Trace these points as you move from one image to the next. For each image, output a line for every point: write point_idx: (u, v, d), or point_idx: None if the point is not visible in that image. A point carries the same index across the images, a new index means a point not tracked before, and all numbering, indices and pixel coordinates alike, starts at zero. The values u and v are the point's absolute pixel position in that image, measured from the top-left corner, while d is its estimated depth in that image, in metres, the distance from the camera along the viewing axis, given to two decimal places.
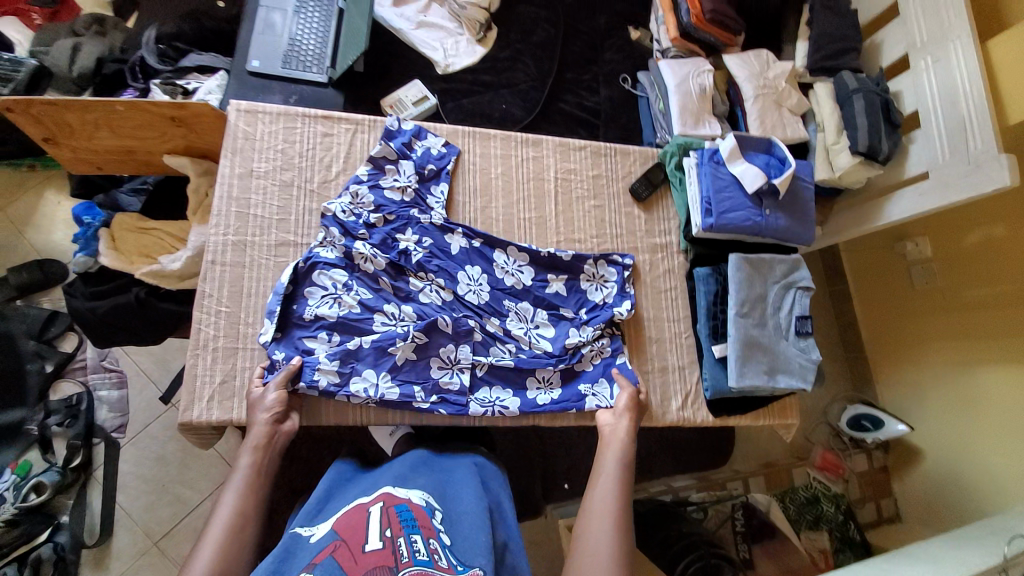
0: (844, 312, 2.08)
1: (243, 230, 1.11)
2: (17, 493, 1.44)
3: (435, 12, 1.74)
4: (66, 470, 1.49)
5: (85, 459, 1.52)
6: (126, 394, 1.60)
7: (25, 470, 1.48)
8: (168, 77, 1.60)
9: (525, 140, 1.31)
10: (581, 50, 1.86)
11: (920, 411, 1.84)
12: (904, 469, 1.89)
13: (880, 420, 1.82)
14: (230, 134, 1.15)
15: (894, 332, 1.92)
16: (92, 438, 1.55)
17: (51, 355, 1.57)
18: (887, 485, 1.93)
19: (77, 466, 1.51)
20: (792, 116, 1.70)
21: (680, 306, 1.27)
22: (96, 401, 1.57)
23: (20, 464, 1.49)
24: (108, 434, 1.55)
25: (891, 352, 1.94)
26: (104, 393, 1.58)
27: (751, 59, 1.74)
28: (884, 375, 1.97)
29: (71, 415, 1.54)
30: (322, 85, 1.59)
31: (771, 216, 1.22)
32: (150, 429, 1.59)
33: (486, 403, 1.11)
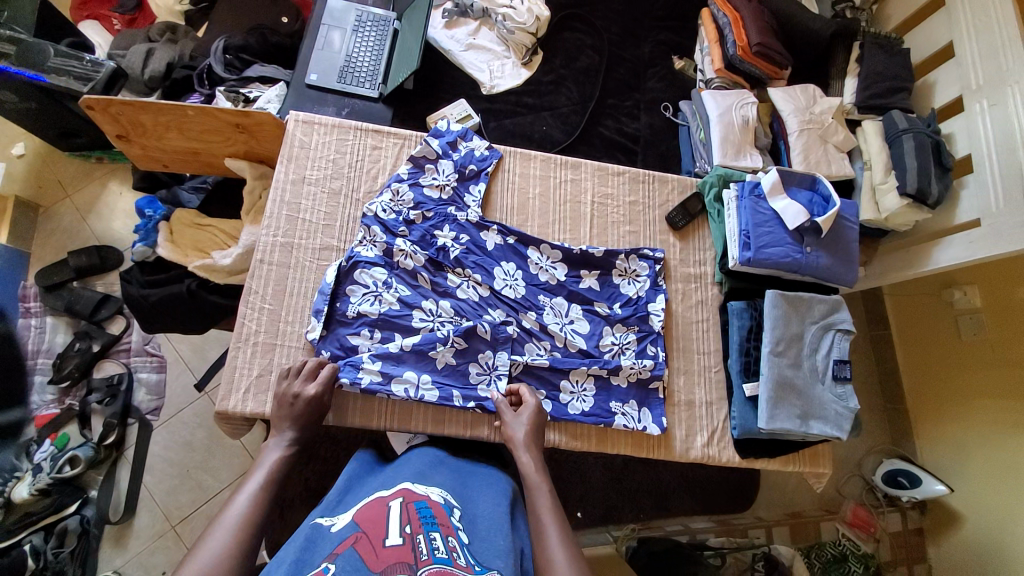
0: (885, 357, 2.00)
1: (292, 233, 1.15)
2: (53, 463, 1.49)
3: (484, 36, 1.80)
4: (100, 446, 1.55)
5: (118, 438, 1.59)
6: (164, 378, 1.68)
7: (62, 442, 1.55)
8: (233, 85, 1.74)
9: (564, 162, 1.33)
10: (624, 77, 1.88)
11: (962, 471, 1.73)
12: (942, 534, 1.78)
13: (917, 478, 1.72)
14: (287, 142, 1.21)
15: (938, 383, 1.83)
16: (127, 418, 1.61)
17: (99, 336, 1.65)
18: (922, 549, 1.81)
19: (111, 444, 1.57)
20: (838, 152, 1.67)
21: (711, 339, 1.25)
22: (136, 382, 1.65)
23: (59, 435, 1.56)
24: (142, 416, 1.62)
25: (932, 405, 1.84)
26: (144, 375, 1.66)
27: (797, 94, 1.72)
28: (925, 428, 1.86)
29: (111, 393, 1.60)
30: (373, 100, 1.67)
31: (812, 254, 1.18)
32: (182, 415, 1.66)
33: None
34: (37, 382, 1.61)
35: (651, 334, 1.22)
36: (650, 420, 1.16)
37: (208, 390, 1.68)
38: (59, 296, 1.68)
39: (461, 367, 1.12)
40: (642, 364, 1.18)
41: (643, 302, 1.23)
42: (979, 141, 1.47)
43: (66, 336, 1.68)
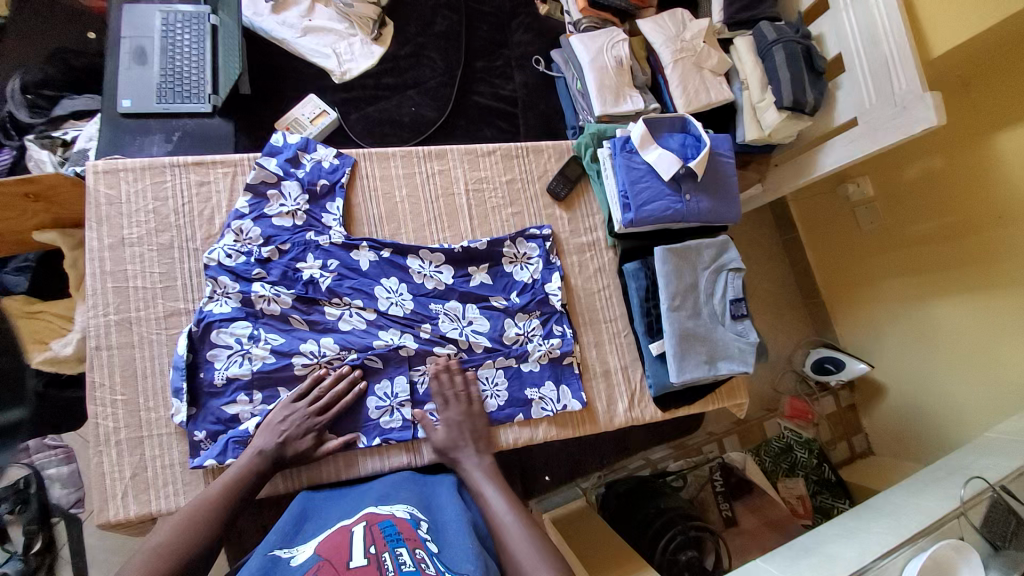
0: (797, 260, 2.06)
1: (126, 307, 1.01)
2: None
3: (321, 15, 1.56)
4: (28, 556, 1.32)
5: (47, 541, 1.35)
6: (78, 467, 1.41)
7: None
8: (43, 130, 1.49)
9: (427, 153, 1.20)
10: (488, 35, 1.73)
11: (880, 347, 1.84)
12: (871, 405, 1.90)
13: (841, 360, 1.80)
14: (90, 203, 1.03)
15: (846, 273, 1.90)
16: (50, 519, 1.36)
17: None
18: (856, 421, 1.93)
19: (40, 550, 1.34)
20: (714, 77, 1.63)
21: (615, 304, 1.22)
22: (46, 480, 1.38)
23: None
24: (66, 511, 1.38)
25: (844, 294, 1.93)
26: (53, 470, 1.39)
27: (666, 21, 1.65)
28: (842, 317, 1.95)
29: (22, 499, 1.34)
30: (207, 115, 1.44)
31: (693, 199, 1.16)
32: None
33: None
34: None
35: (554, 314, 1.17)
36: (570, 397, 1.14)
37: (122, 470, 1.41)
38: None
39: (359, 406, 1.05)
40: (550, 345, 1.14)
41: (539, 284, 1.18)
42: (845, 38, 1.46)
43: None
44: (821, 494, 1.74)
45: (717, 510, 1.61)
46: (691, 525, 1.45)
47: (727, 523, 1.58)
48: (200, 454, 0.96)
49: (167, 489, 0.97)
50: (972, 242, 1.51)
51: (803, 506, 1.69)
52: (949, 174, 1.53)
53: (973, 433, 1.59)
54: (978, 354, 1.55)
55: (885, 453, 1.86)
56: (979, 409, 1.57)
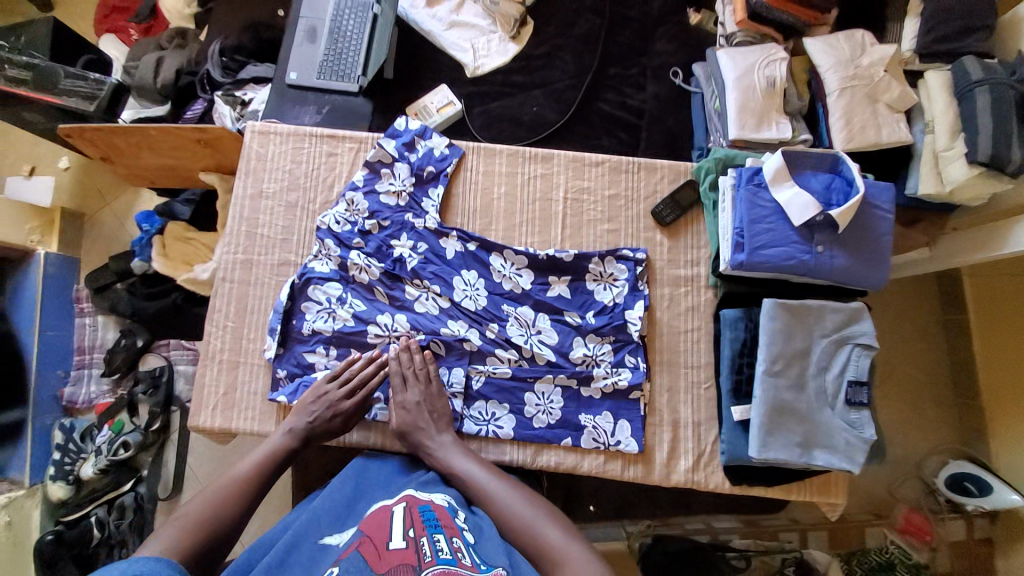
0: (958, 347, 1.65)
1: (251, 249, 1.15)
2: (110, 447, 1.55)
3: (468, 11, 1.65)
4: (147, 431, 1.60)
5: (163, 424, 1.63)
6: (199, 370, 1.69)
7: (118, 428, 1.60)
8: (229, 89, 1.78)
9: (534, 155, 1.18)
10: (628, 41, 1.65)
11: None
12: (1017, 547, 1.43)
13: (989, 485, 1.42)
14: (243, 156, 1.19)
15: (1018, 377, 1.47)
16: (170, 407, 1.65)
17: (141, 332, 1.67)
18: (987, 561, 1.48)
19: (157, 429, 1.62)
20: (890, 113, 1.37)
21: (702, 351, 1.08)
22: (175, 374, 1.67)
23: (115, 421, 1.61)
24: (183, 404, 1.66)
25: (1012, 402, 1.48)
26: (182, 367, 1.68)
27: (840, 43, 1.42)
28: (1002, 430, 1.50)
29: (154, 385, 1.64)
30: (353, 94, 1.59)
31: (824, 252, 0.97)
32: None
33: (481, 419, 1.05)
34: (90, 375, 1.68)
35: (629, 344, 1.07)
36: (627, 436, 1.04)
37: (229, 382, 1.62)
38: (106, 297, 1.66)
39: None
40: (618, 375, 1.06)
41: (620, 309, 1.08)
42: None
43: (116, 332, 1.71)
44: None
45: None
46: None
47: None
48: (277, 391, 1.07)
49: (248, 412, 1.09)
50: None
51: None
52: None
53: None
54: None
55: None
56: None
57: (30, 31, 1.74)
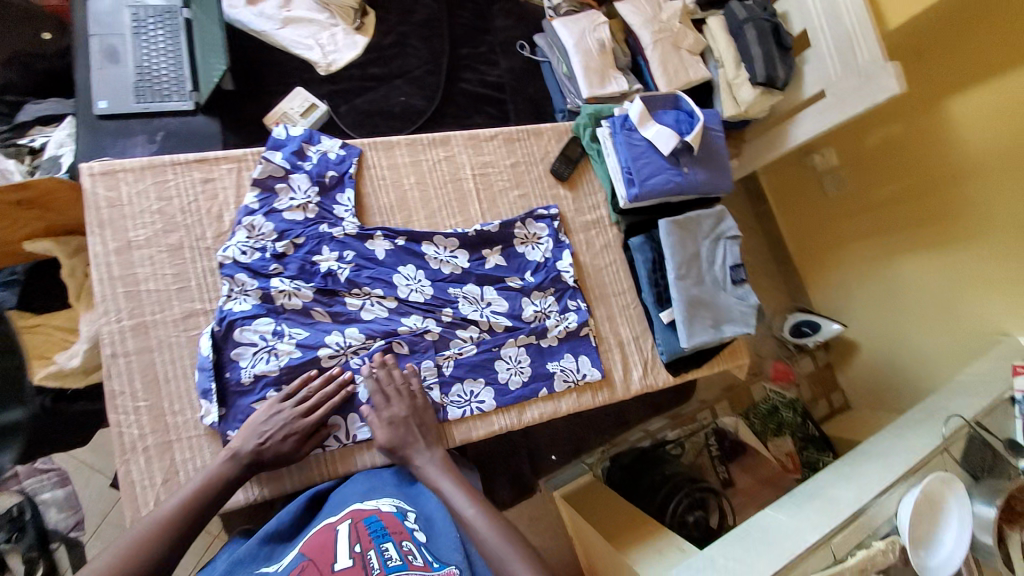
0: (767, 224, 2.15)
1: (141, 311, 0.99)
2: None
3: (299, 5, 1.53)
4: None
5: (49, 568, 1.28)
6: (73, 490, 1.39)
7: None
8: (7, 138, 1.40)
9: (432, 140, 1.21)
10: (470, 21, 1.73)
11: (850, 306, 1.96)
12: (845, 361, 2.01)
13: (817, 324, 1.92)
14: (90, 206, 0.99)
15: (814, 239, 2.02)
16: (50, 545, 1.30)
17: None
18: (834, 378, 2.04)
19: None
20: (691, 57, 1.71)
21: (622, 278, 1.27)
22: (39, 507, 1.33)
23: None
24: (66, 535, 1.33)
25: (815, 258, 2.04)
26: (47, 495, 1.35)
27: (643, 4, 1.70)
28: (814, 279, 2.06)
29: (18, 528, 1.25)
30: (189, 113, 1.41)
31: (690, 173, 1.22)
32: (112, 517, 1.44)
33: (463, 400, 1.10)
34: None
35: (567, 290, 1.22)
36: (589, 366, 1.19)
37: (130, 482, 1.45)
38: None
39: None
40: (566, 319, 1.20)
41: (551, 263, 1.22)
42: (811, 16, 1.58)
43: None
44: (807, 449, 1.82)
45: (715, 473, 1.71)
46: (695, 488, 1.52)
47: (725, 484, 1.68)
48: None
49: None
50: (929, 203, 1.65)
51: (792, 461, 1.77)
52: (907, 141, 1.66)
53: (940, 374, 1.73)
54: (939, 305, 1.70)
55: (860, 403, 1.98)
56: (944, 354, 1.71)
57: None
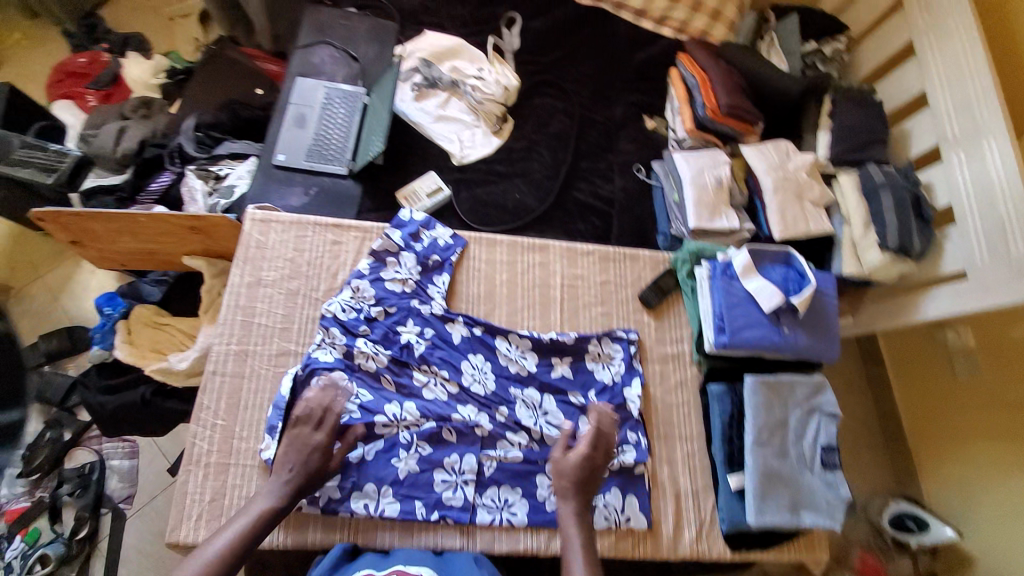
0: (880, 389, 1.90)
1: (246, 339, 1.14)
2: (23, 563, 1.47)
3: (454, 106, 1.82)
4: (72, 541, 1.52)
5: (91, 530, 1.56)
6: (137, 465, 1.65)
7: (33, 538, 1.51)
8: (203, 164, 1.77)
9: (532, 245, 1.29)
10: (597, 139, 1.87)
11: (971, 514, 1.60)
12: None
13: (926, 521, 1.61)
14: (242, 243, 1.18)
15: (933, 422, 1.73)
16: (100, 509, 1.59)
17: (70, 423, 1.65)
18: None
19: (83, 537, 1.54)
20: (814, 208, 1.67)
21: (693, 423, 1.18)
22: (107, 470, 1.63)
23: (29, 531, 1.51)
24: (115, 505, 1.60)
25: (932, 446, 1.73)
26: (116, 463, 1.64)
27: (770, 151, 1.73)
28: (926, 468, 1.73)
29: (83, 484, 1.59)
30: (342, 176, 1.67)
31: (790, 334, 1.15)
32: (155, 502, 1.63)
33: (494, 507, 1.07)
34: (7, 475, 1.59)
35: (630, 420, 1.16)
36: (635, 511, 1.09)
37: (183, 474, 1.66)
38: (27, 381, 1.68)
39: (426, 477, 1.06)
40: (622, 452, 1.12)
41: (619, 387, 1.18)
42: (958, 192, 1.48)
43: (37, 424, 1.66)
44: None
45: None
46: None
47: None
48: None
49: None
50: None
51: None
52: None
53: None
54: None
55: None
56: None
57: None
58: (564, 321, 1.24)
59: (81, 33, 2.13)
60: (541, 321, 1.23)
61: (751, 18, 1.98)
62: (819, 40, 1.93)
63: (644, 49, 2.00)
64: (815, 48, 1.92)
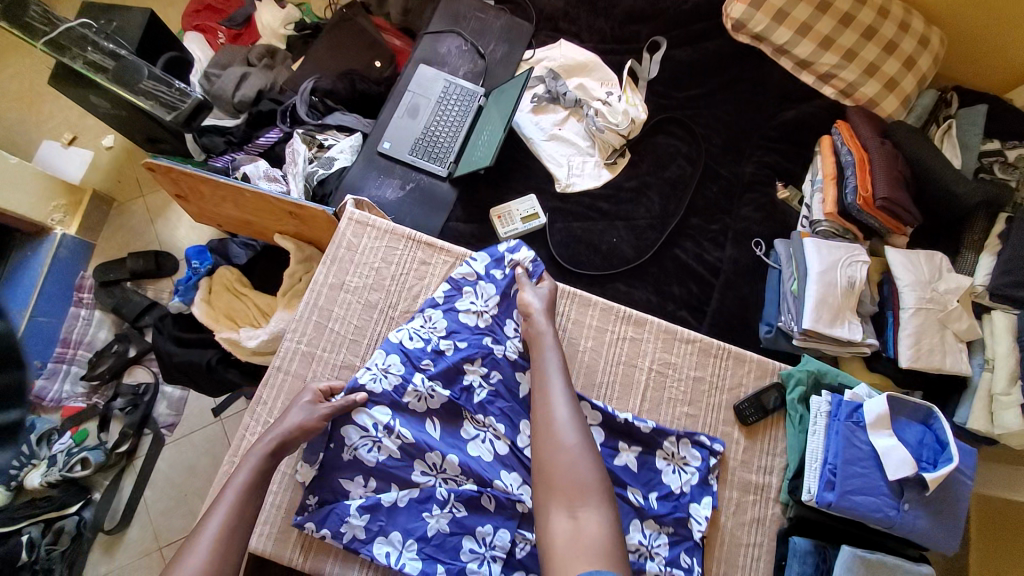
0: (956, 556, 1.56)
1: (316, 343, 1.09)
2: (65, 461, 1.54)
3: (570, 127, 1.69)
4: (111, 452, 1.59)
5: (131, 447, 1.63)
6: (186, 397, 1.70)
7: (80, 438, 1.60)
8: (311, 129, 1.74)
9: (627, 316, 1.15)
10: (715, 196, 1.68)
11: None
12: None
13: None
14: (335, 242, 1.14)
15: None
16: (143, 429, 1.65)
17: (136, 341, 1.71)
18: None
19: (122, 452, 1.61)
20: (956, 341, 1.41)
21: (761, 573, 1.03)
22: (158, 395, 1.68)
23: (79, 430, 1.61)
24: (157, 429, 1.66)
25: None
26: (169, 390, 1.70)
27: (920, 261, 1.46)
28: None
29: (133, 403, 1.64)
30: (440, 177, 1.61)
31: (910, 514, 0.97)
32: (193, 437, 1.67)
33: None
34: (70, 373, 1.68)
35: (687, 541, 1.01)
36: None
37: (224, 417, 1.68)
38: (111, 292, 1.75)
39: (454, 542, 0.97)
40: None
41: (685, 501, 1.02)
42: None
43: (109, 333, 1.74)
44: None
45: None
46: None
47: None
48: (303, 517, 0.98)
49: (265, 530, 1.00)
50: None
51: None
52: None
53: None
54: None
55: None
56: None
57: (124, 17, 1.78)
58: (644, 402, 1.11)
59: None
60: (618, 398, 1.11)
61: (931, 94, 1.66)
62: (1006, 141, 1.59)
63: (795, 106, 1.73)
64: (998, 149, 1.58)
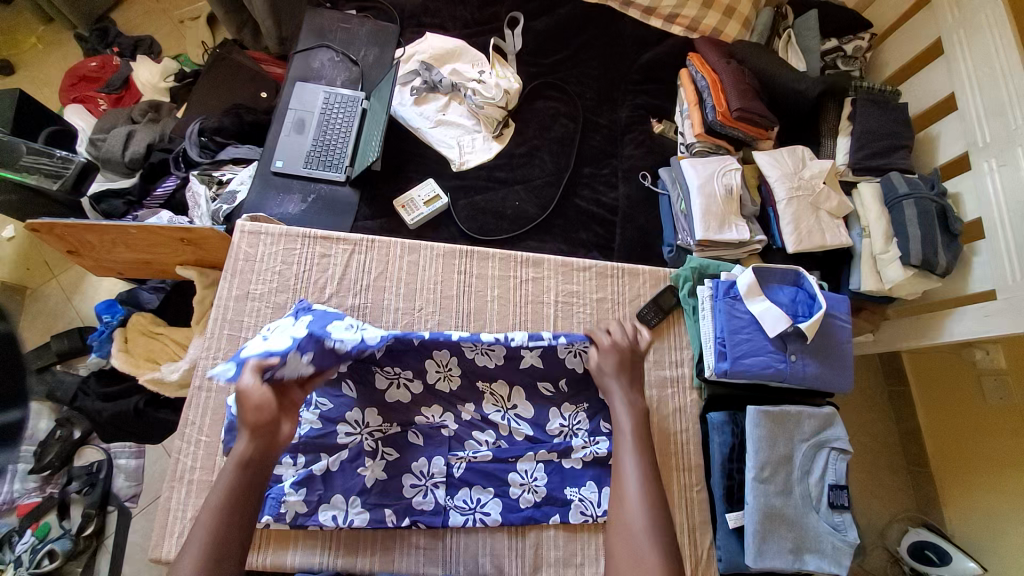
0: (903, 418, 1.83)
1: (232, 354, 1.12)
2: (32, 557, 1.48)
3: (453, 111, 1.77)
4: (78, 538, 1.53)
5: (97, 528, 1.57)
6: (143, 463, 1.66)
7: (43, 533, 1.52)
8: (206, 169, 1.75)
9: (524, 260, 1.25)
10: (600, 144, 1.80)
11: (992, 546, 1.52)
12: None
13: (947, 554, 1.51)
14: (231, 256, 1.17)
15: (963, 446, 1.64)
16: (107, 506, 1.60)
17: (79, 422, 1.65)
18: None
19: (90, 534, 1.56)
20: (831, 219, 1.57)
21: (691, 453, 1.12)
22: (114, 469, 1.64)
23: (40, 525, 1.52)
24: (121, 503, 1.62)
25: (955, 466, 1.66)
26: (123, 462, 1.65)
27: (784, 157, 1.63)
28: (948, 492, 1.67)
29: (89, 483, 1.59)
30: (339, 183, 1.66)
31: (797, 362, 1.11)
32: (159, 500, 1.64)
33: (467, 508, 1.05)
34: (18, 471, 1.58)
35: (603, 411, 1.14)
36: None
37: None
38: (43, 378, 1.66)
39: (394, 484, 1.04)
40: (595, 444, 1.12)
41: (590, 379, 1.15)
42: (988, 203, 1.40)
43: (50, 421, 1.66)
44: None
45: None
46: None
47: None
48: None
49: None
50: None
51: None
52: None
53: None
54: None
55: None
56: None
57: None
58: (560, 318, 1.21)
59: (93, 37, 2.15)
60: (535, 320, 1.21)
61: (767, 12, 1.85)
62: (842, 37, 1.81)
63: (651, 49, 1.90)
64: (836, 45, 1.80)
